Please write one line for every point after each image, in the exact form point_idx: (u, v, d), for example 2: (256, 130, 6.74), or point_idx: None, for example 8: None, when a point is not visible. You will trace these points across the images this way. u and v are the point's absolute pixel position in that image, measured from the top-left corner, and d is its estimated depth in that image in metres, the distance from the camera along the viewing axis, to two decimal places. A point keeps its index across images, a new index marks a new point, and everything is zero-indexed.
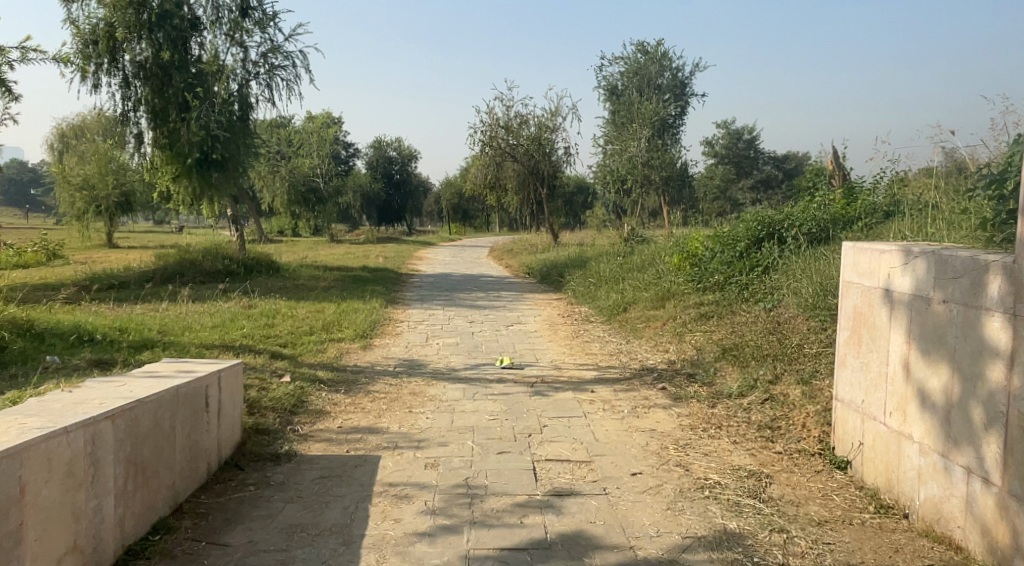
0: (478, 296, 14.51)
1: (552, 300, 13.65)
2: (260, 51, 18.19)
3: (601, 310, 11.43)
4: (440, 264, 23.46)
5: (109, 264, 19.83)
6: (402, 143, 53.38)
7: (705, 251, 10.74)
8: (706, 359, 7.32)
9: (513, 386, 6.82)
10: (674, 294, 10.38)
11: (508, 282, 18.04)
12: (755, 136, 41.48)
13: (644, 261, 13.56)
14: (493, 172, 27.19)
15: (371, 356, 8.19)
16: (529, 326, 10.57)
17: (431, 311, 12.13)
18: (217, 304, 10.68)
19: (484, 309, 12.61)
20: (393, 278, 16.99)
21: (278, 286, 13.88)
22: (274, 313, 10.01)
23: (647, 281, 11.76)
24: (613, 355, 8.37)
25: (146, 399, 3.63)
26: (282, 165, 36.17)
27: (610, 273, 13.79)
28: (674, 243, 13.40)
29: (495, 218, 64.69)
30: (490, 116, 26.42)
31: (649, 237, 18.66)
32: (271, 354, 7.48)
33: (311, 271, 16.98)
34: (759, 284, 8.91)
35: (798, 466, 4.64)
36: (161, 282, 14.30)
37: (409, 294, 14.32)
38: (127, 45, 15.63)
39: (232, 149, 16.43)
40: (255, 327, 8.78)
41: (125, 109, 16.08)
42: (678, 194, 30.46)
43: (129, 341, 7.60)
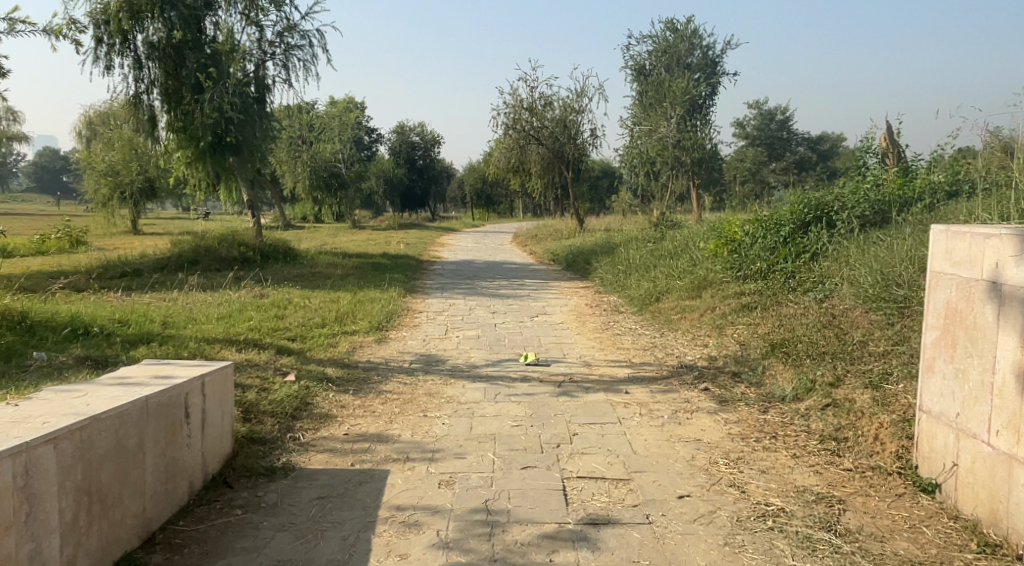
0: (501, 284, 13.87)
1: (579, 288, 12.99)
2: (276, 30, 17.69)
3: (632, 300, 10.75)
4: (462, 251, 22.89)
5: (126, 251, 19.47)
6: (425, 127, 52.75)
7: (745, 237, 10.05)
8: (752, 355, 6.65)
9: (538, 386, 6.18)
10: (712, 283, 9.70)
11: (533, 268, 17.43)
12: (789, 116, 40.31)
13: (676, 248, 12.86)
14: (517, 155, 26.52)
15: (385, 351, 7.59)
16: (555, 317, 9.91)
17: (451, 300, 11.52)
18: (227, 294, 10.14)
19: (507, 298, 11.97)
20: (413, 265, 16.43)
21: (294, 275, 13.35)
22: (285, 303, 9.44)
23: (680, 268, 11.07)
24: (648, 351, 7.69)
25: (105, 416, 3.06)
26: (303, 150, 35.74)
27: (639, 260, 13.11)
28: (708, 229, 12.70)
29: (519, 203, 64.04)
30: (514, 97, 25.73)
31: (680, 223, 17.95)
32: (278, 349, 6.89)
33: (330, 258, 16.48)
34: (806, 271, 8.26)
35: (874, 488, 3.98)
36: (176, 270, 13.83)
37: (429, 282, 13.75)
38: (140, 24, 15.09)
39: (246, 132, 15.97)
40: (263, 318, 8.20)
41: (138, 91, 15.59)
42: (709, 177, 29.57)
43: (127, 334, 7.03)
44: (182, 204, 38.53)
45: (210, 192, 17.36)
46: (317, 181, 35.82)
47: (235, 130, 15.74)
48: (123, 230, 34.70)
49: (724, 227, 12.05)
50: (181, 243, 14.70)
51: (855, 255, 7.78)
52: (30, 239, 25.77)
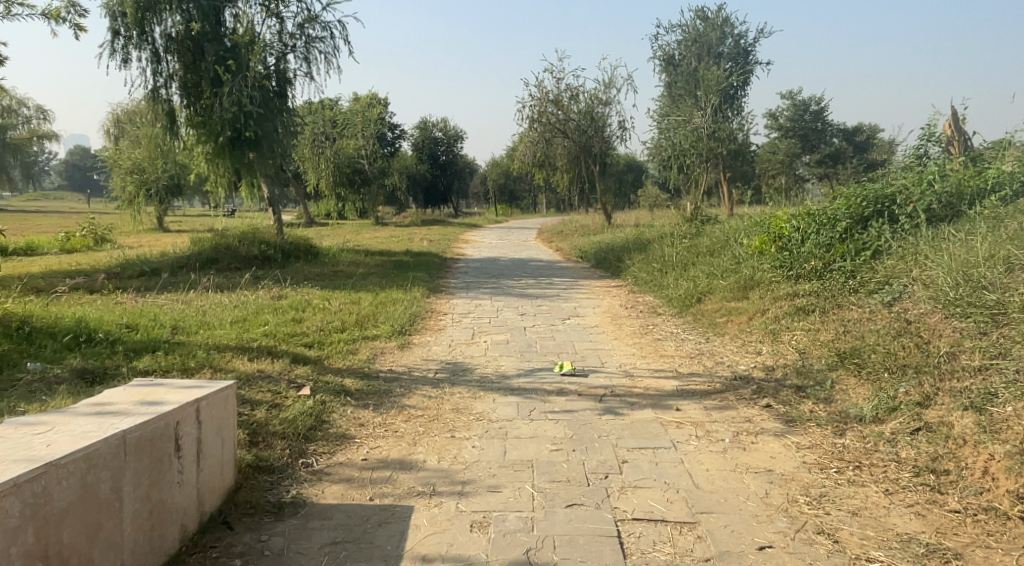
0: (529, 284, 13.24)
1: (611, 288, 12.33)
2: (296, 22, 17.19)
3: (671, 300, 10.09)
4: (487, 248, 22.31)
5: (146, 249, 19.11)
6: (448, 122, 52.21)
7: (794, 232, 9.40)
8: (815, 366, 6.01)
9: (577, 402, 5.54)
10: (760, 282, 9.03)
11: (561, 266, 16.80)
12: (824, 107, 39.20)
13: (714, 244, 12.18)
14: (542, 149, 25.84)
15: (409, 358, 7.00)
16: (589, 320, 9.27)
17: (478, 301, 10.92)
18: (243, 295, 9.60)
19: (536, 299, 11.33)
20: (437, 263, 15.89)
21: (314, 274, 12.83)
22: (304, 306, 8.88)
23: (722, 266, 10.41)
24: (696, 359, 7.04)
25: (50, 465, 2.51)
26: (326, 146, 35.32)
27: (675, 258, 12.44)
28: (750, 224, 12.02)
29: (543, 197, 63.34)
30: (540, 89, 25.06)
31: (715, 218, 17.23)
32: (294, 357, 6.32)
33: (352, 256, 15.98)
34: (868, 272, 7.65)
35: (992, 537, 3.34)
36: (195, 268, 13.35)
37: (454, 281, 13.16)
38: (157, 16, 14.60)
39: (267, 127, 15.32)
40: (281, 322, 7.64)
41: (156, 86, 15.00)
42: (741, 171, 28.71)
43: (132, 339, 6.46)
44: (206, 201, 38.33)
45: (231, 189, 16.89)
46: (340, 177, 35.48)
47: (257, 124, 15.12)
48: (148, 228, 34.57)
49: (766, 222, 11.37)
50: (201, 241, 14.24)
51: (927, 254, 7.14)
52: (54, 237, 25.59)
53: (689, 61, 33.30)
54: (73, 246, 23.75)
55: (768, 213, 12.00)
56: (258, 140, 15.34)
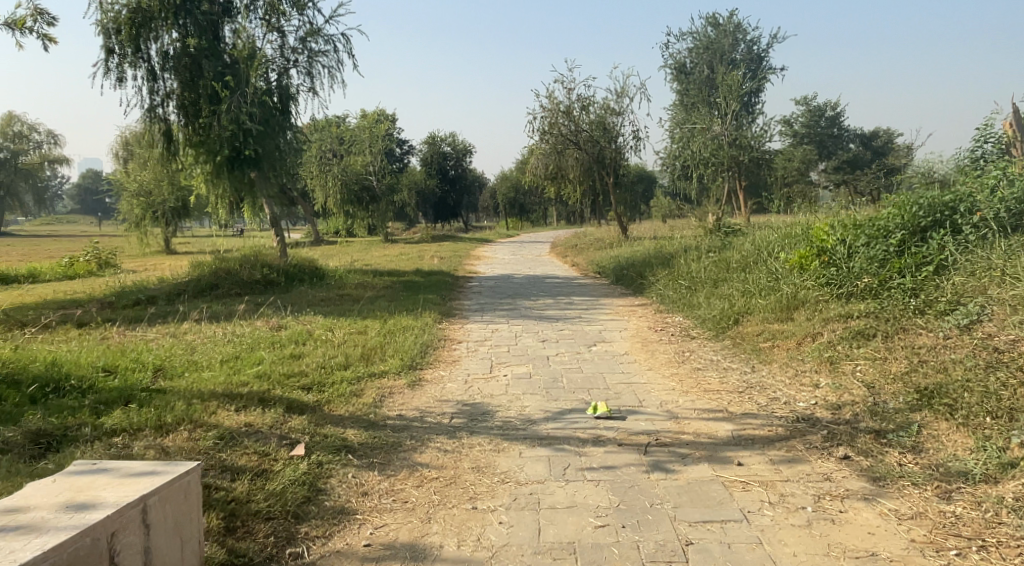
0: (547, 304, 12.39)
1: (635, 307, 11.52)
2: (298, 36, 16.53)
3: (704, 322, 9.24)
4: (499, 264, 21.54)
5: (147, 274, 18.41)
6: (456, 137, 51.63)
7: (840, 244, 8.62)
8: (893, 404, 5.21)
9: (619, 456, 4.72)
10: (807, 302, 8.24)
11: (579, 283, 15.96)
12: (840, 112, 38.46)
13: (747, 259, 11.34)
14: (554, 161, 25.06)
15: (422, 399, 6.18)
16: (617, 346, 8.43)
17: (493, 326, 10.10)
18: (239, 327, 8.81)
19: (556, 321, 10.49)
20: (449, 283, 15.14)
21: (320, 299, 12.06)
22: (307, 338, 8.08)
23: (758, 282, 9.61)
24: (746, 394, 6.19)
25: None
26: (333, 164, 34.70)
27: (703, 273, 11.62)
28: (784, 237, 11.22)
29: (553, 210, 62.62)
30: (550, 100, 24.36)
31: (739, 229, 16.42)
32: (290, 404, 5.53)
33: (359, 277, 15.24)
34: (935, 290, 6.88)
35: None
36: (194, 296, 12.61)
37: (468, 303, 12.38)
38: (153, 32, 13.94)
39: (267, 145, 14.47)
40: (280, 359, 6.85)
41: (152, 104, 14.31)
42: (760, 179, 27.88)
43: (108, 387, 5.67)
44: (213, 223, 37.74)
45: (233, 211, 16.15)
46: (348, 195, 34.85)
47: (259, 141, 14.27)
48: (155, 250, 34.01)
49: (806, 236, 10.55)
50: (202, 266, 13.51)
51: (1006, 270, 6.41)
52: (57, 263, 25.01)
53: (702, 69, 32.56)
54: (76, 272, 23.14)
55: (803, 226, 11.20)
56: (260, 157, 14.45)
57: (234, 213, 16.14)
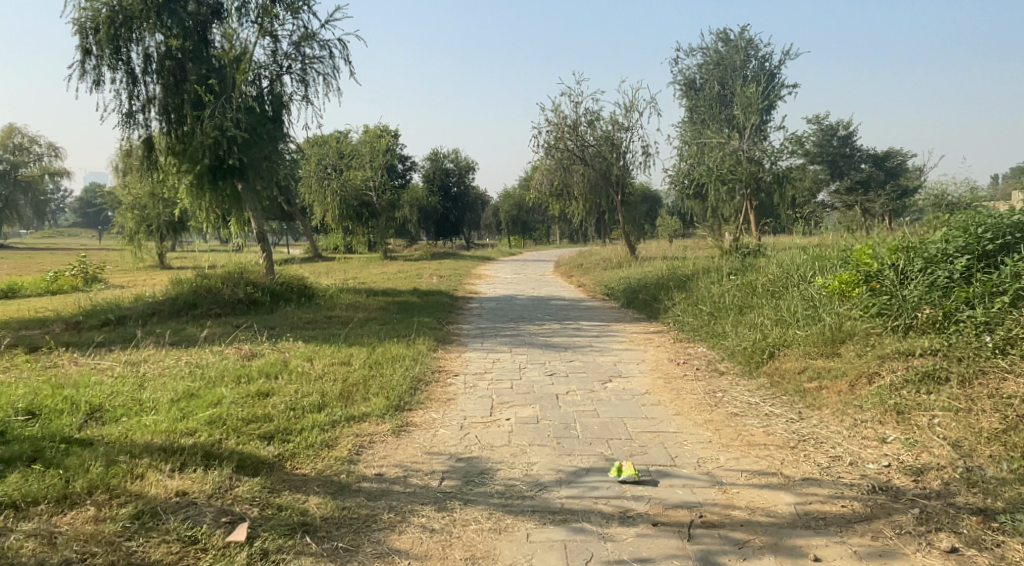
0: (553, 330, 11.31)
1: (651, 335, 10.49)
2: (292, 41, 15.54)
3: (734, 354, 8.24)
4: (502, 284, 20.54)
5: (129, 289, 17.38)
6: (459, 154, 50.84)
7: (890, 269, 7.64)
8: (997, 472, 4.23)
9: (655, 543, 3.70)
10: (856, 337, 7.25)
11: (587, 306, 14.93)
12: (851, 131, 37.65)
13: (776, 284, 10.31)
14: (560, 178, 24.07)
15: (406, 451, 5.11)
16: (636, 383, 7.39)
17: (495, 356, 9.06)
18: (205, 354, 7.74)
19: (565, 350, 9.42)
20: (448, 305, 14.12)
21: (305, 322, 11.01)
22: (280, 370, 7.00)
23: (792, 310, 8.64)
24: (799, 451, 5.12)
25: None
26: (333, 178, 33.74)
27: (725, 299, 10.65)
28: (816, 262, 10.27)
29: (557, 228, 61.69)
30: (557, 114, 23.43)
31: (759, 251, 15.42)
32: (243, 461, 4.46)
33: (352, 297, 14.22)
34: (1015, 324, 5.89)
35: None
36: (170, 317, 11.56)
37: (467, 328, 11.36)
38: (135, 33, 12.91)
39: (253, 154, 13.21)
40: (242, 398, 5.77)
41: (131, 110, 13.15)
42: (775, 199, 26.87)
43: (23, 434, 4.66)
44: None
45: (219, 225, 15.10)
46: (347, 210, 33.85)
47: (249, 148, 13.12)
48: (148, 265, 33.07)
49: (845, 260, 9.51)
50: (182, 284, 12.47)
51: None
52: (43, 277, 24.00)
53: (712, 85, 31.66)
54: (59, 287, 22.13)
55: (838, 251, 10.27)
56: (251, 165, 13.25)
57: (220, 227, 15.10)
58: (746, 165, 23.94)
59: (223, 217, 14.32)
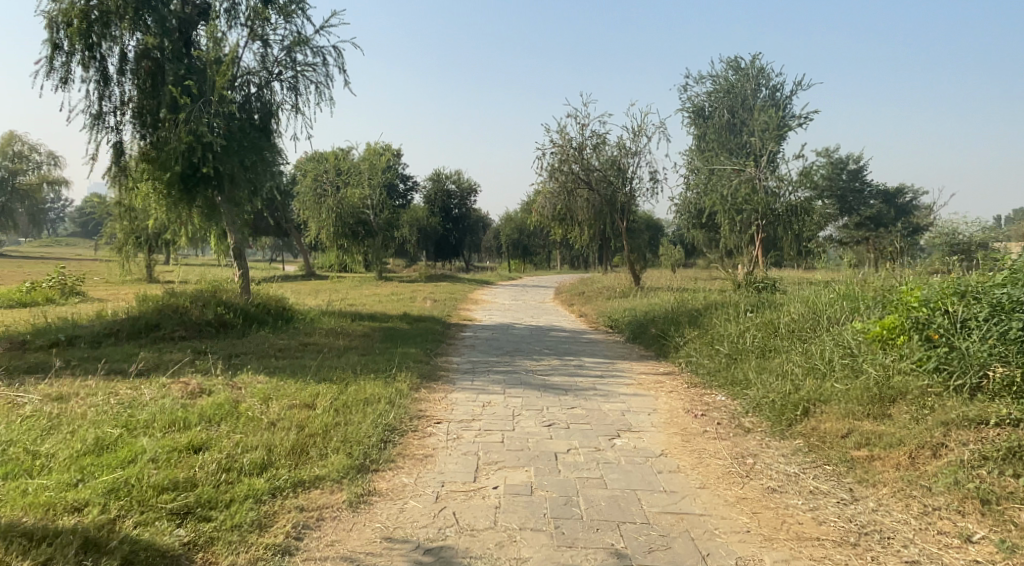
0: (552, 366, 10.22)
1: (661, 378, 9.41)
2: (283, 45, 14.14)
3: (762, 407, 7.16)
4: (499, 310, 19.45)
5: (101, 304, 16.27)
6: (461, 175, 49.93)
7: (944, 316, 6.63)
8: None
9: None
10: (908, 397, 6.20)
11: (588, 338, 13.83)
12: (862, 166, 36.76)
13: (808, 329, 9.23)
14: (564, 202, 23.05)
15: (363, 534, 4.05)
16: (650, 440, 6.32)
17: (486, 398, 7.98)
18: (145, 391, 6.65)
19: (565, 393, 8.33)
20: (439, 333, 13.03)
21: (276, 350, 9.89)
22: (226, 414, 5.85)
23: (823, 359, 7.64)
24: (865, 552, 4.22)
25: None
26: (329, 196, 32.76)
27: (743, 341, 9.61)
28: (844, 304, 9.29)
29: (557, 253, 60.70)
30: (562, 135, 22.46)
31: (777, 287, 14.37)
32: (133, 555, 3.59)
33: (334, 321, 13.13)
34: None
35: None
36: (128, 339, 10.40)
37: (456, 361, 10.27)
38: (109, 31, 11.89)
39: (229, 164, 11.91)
40: (166, 455, 4.67)
41: (102, 112, 12.15)
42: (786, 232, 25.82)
43: None
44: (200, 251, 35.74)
45: (194, 241, 14.01)
46: (343, 229, 32.83)
47: (226, 158, 11.89)
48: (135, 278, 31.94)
49: (886, 304, 8.45)
50: (147, 303, 11.33)
51: None
52: (19, 288, 22.86)
53: (721, 113, 30.72)
54: (33, 299, 20.99)
55: (867, 295, 9.29)
56: (227, 176, 12.04)
57: (195, 244, 14.01)
58: (762, 194, 22.89)
59: (198, 232, 13.21)
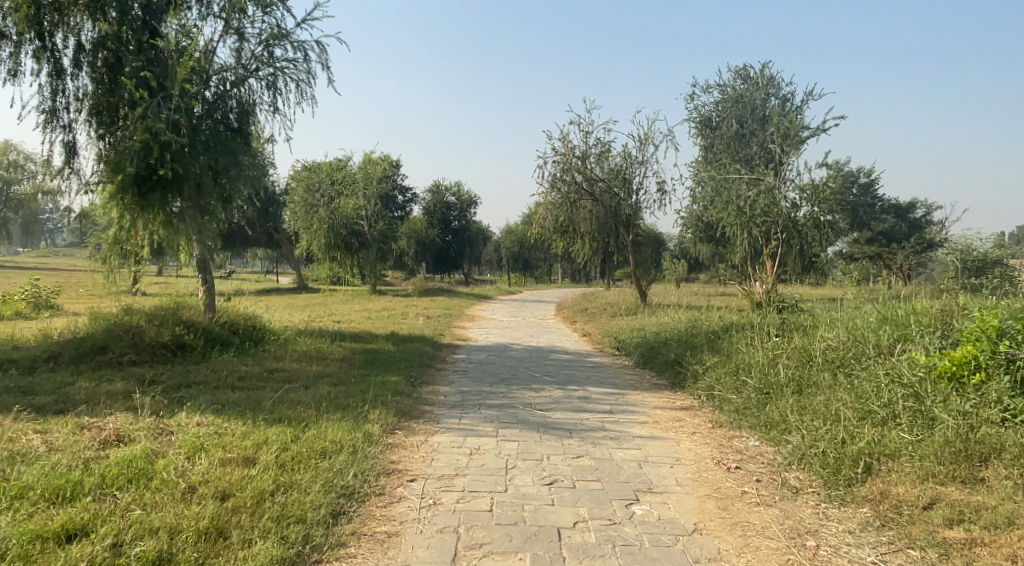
0: (554, 398, 8.90)
1: (679, 416, 8.13)
2: (260, 39, 12.83)
3: (811, 461, 5.96)
4: (495, 328, 18.18)
5: (63, 318, 14.98)
6: (461, 187, 48.72)
7: None
8: None
9: None
10: (1008, 456, 5.14)
11: (592, 362, 12.54)
12: (874, 180, 35.41)
13: (854, 364, 7.94)
14: (566, 214, 21.75)
15: None
16: (679, 507, 5.09)
17: (476, 442, 6.70)
18: (49, 440, 5.37)
19: (569, 435, 7.04)
20: (427, 356, 11.76)
21: (234, 379, 8.58)
22: (137, 476, 4.62)
23: (877, 397, 6.51)
24: None
25: None
26: (321, 206, 31.53)
27: (773, 372, 8.37)
28: (884, 329, 8.22)
29: (558, 266, 59.48)
30: (564, 143, 21.19)
31: (801, 309, 13.05)
32: None
33: (311, 341, 11.84)
34: None
35: None
36: (68, 364, 9.07)
37: (443, 392, 9.00)
38: (65, 19, 10.22)
39: (188, 163, 10.51)
40: (20, 553, 3.59)
41: (55, 108, 10.64)
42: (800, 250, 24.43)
43: None
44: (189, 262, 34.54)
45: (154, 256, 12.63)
46: (335, 240, 31.60)
47: (195, 161, 10.58)
48: None
49: (940, 335, 7.40)
50: (97, 321, 10.01)
51: None
52: None
53: (729, 123, 29.26)
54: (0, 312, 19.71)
55: (909, 321, 8.23)
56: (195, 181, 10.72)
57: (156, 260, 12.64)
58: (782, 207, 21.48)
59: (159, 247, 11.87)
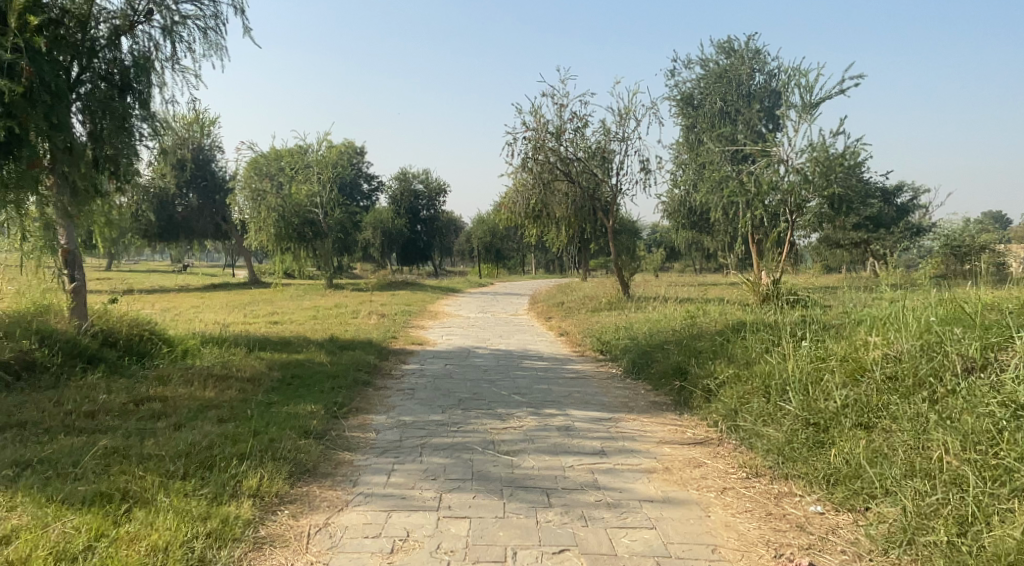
0: (525, 432, 6.58)
1: (695, 456, 5.93)
2: None
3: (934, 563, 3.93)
4: (460, 326, 15.93)
5: None
6: (429, 175, 46.02)
7: None
8: None
9: None
10: None
11: (572, 370, 10.31)
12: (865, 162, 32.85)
13: (938, 385, 5.70)
14: (538, 197, 19.41)
15: None
16: None
17: (405, 519, 4.45)
18: None
19: (547, 502, 4.76)
20: (367, 368, 9.49)
21: (77, 416, 6.28)
22: None
23: (1002, 439, 4.39)
24: None
25: None
26: (271, 194, 29.06)
27: (820, 393, 6.11)
28: (970, 335, 6.04)
29: (531, 257, 57.12)
30: (534, 117, 18.76)
31: (820, 304, 10.82)
32: None
33: (219, 352, 9.51)
34: None
35: None
36: None
37: (375, 423, 6.75)
38: None
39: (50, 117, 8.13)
40: None
41: None
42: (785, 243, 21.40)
43: None
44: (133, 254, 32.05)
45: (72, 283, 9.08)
46: (287, 230, 28.99)
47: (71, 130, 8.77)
48: None
49: None
50: None
51: None
52: None
53: (712, 101, 25.36)
54: None
55: (1005, 328, 6.01)
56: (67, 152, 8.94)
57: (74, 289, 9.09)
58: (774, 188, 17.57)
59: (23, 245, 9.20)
